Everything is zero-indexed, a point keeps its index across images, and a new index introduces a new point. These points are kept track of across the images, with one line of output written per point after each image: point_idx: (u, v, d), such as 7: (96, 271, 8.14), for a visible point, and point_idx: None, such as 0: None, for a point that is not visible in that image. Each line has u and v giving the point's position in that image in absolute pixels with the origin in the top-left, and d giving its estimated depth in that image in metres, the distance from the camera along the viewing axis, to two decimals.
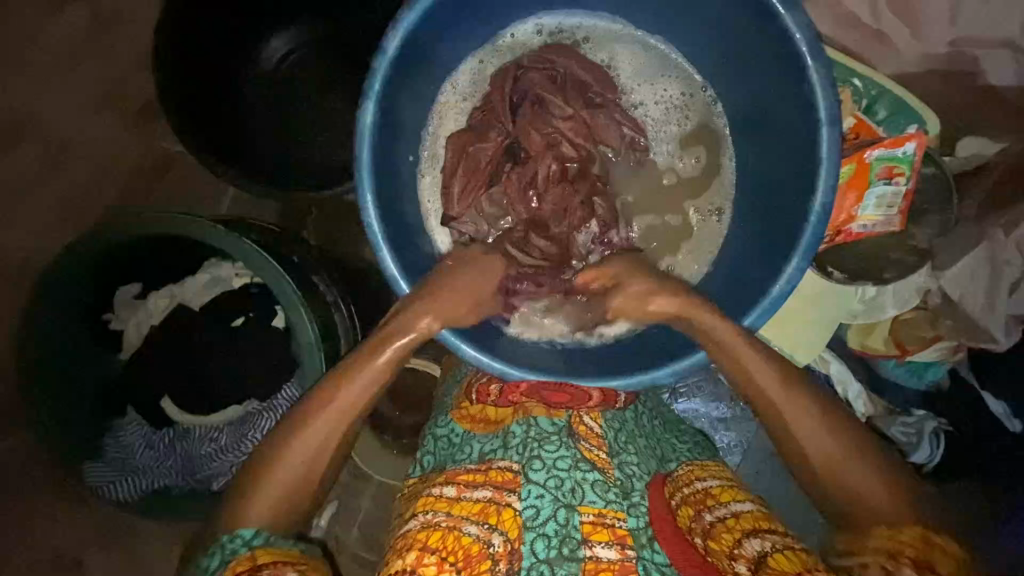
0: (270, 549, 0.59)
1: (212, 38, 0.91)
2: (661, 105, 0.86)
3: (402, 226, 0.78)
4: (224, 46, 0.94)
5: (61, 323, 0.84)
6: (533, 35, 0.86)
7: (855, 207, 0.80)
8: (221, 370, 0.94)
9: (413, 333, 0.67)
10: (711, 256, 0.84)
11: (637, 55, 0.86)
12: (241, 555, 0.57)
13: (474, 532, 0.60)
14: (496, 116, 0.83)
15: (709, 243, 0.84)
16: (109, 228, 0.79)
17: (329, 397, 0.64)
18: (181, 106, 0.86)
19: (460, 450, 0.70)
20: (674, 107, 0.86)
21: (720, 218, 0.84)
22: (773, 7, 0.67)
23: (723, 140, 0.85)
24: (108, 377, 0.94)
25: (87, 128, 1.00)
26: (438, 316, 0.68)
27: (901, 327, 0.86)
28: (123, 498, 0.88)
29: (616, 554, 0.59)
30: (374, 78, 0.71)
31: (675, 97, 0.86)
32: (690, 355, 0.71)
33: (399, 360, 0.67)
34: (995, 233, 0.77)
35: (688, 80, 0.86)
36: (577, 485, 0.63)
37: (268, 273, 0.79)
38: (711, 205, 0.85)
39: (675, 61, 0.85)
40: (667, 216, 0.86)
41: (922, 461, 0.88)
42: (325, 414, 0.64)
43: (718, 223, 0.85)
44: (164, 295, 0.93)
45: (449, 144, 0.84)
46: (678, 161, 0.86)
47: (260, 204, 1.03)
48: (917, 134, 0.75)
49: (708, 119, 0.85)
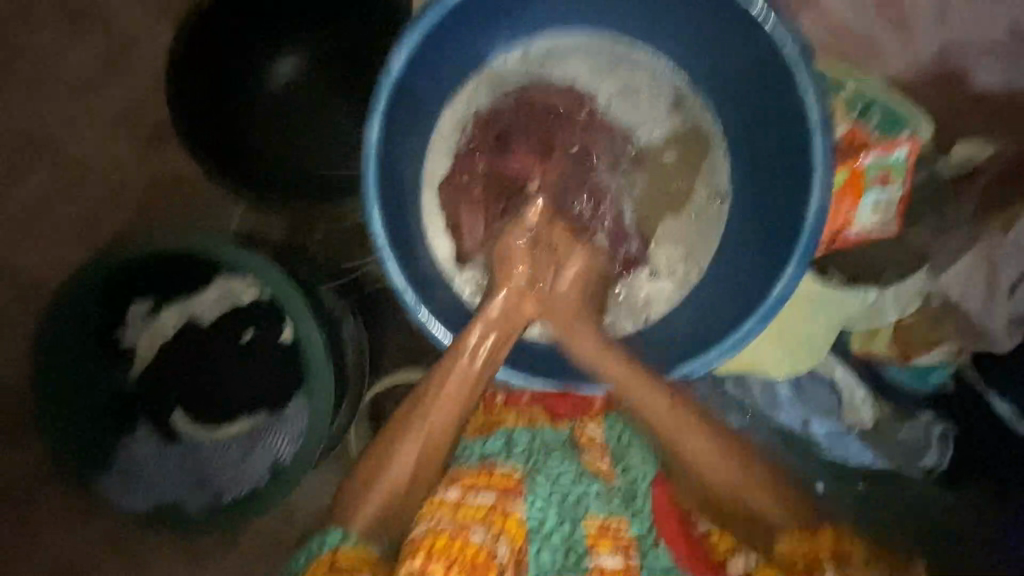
0: (349, 550, 0.63)
1: (214, 41, 0.94)
2: (621, 91, 0.89)
3: (404, 241, 0.82)
4: (226, 47, 0.97)
5: (76, 330, 0.89)
6: (518, 60, 0.89)
7: (852, 212, 0.82)
8: (234, 375, 0.96)
9: (462, 360, 0.73)
10: (714, 239, 0.87)
11: (614, 77, 0.89)
12: (325, 556, 0.63)
13: (481, 539, 0.64)
14: (481, 139, 0.87)
15: (711, 228, 0.87)
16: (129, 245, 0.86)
17: (394, 448, 0.69)
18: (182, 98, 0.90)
19: (464, 448, 0.74)
20: (635, 90, 0.89)
21: (722, 203, 0.87)
22: (762, 21, 0.70)
23: (700, 120, 0.88)
24: (122, 392, 0.96)
25: (100, 141, 1.04)
26: (487, 327, 0.75)
27: (902, 331, 0.87)
28: (132, 510, 0.92)
29: (620, 561, 0.64)
30: (377, 97, 0.74)
31: (638, 81, 0.89)
32: (743, 327, 0.75)
33: (461, 394, 0.72)
34: (991, 234, 0.78)
35: (673, 91, 0.88)
36: (580, 498, 0.67)
37: (276, 286, 0.83)
38: (716, 189, 0.88)
39: (631, 52, 0.89)
40: (670, 208, 0.89)
41: (932, 464, 0.89)
42: (406, 448, 0.69)
43: (721, 207, 0.87)
44: (176, 310, 0.96)
45: (442, 191, 0.88)
46: (657, 136, 0.89)
47: (267, 220, 1.07)
48: (908, 140, 0.77)
49: (682, 100, 0.88)
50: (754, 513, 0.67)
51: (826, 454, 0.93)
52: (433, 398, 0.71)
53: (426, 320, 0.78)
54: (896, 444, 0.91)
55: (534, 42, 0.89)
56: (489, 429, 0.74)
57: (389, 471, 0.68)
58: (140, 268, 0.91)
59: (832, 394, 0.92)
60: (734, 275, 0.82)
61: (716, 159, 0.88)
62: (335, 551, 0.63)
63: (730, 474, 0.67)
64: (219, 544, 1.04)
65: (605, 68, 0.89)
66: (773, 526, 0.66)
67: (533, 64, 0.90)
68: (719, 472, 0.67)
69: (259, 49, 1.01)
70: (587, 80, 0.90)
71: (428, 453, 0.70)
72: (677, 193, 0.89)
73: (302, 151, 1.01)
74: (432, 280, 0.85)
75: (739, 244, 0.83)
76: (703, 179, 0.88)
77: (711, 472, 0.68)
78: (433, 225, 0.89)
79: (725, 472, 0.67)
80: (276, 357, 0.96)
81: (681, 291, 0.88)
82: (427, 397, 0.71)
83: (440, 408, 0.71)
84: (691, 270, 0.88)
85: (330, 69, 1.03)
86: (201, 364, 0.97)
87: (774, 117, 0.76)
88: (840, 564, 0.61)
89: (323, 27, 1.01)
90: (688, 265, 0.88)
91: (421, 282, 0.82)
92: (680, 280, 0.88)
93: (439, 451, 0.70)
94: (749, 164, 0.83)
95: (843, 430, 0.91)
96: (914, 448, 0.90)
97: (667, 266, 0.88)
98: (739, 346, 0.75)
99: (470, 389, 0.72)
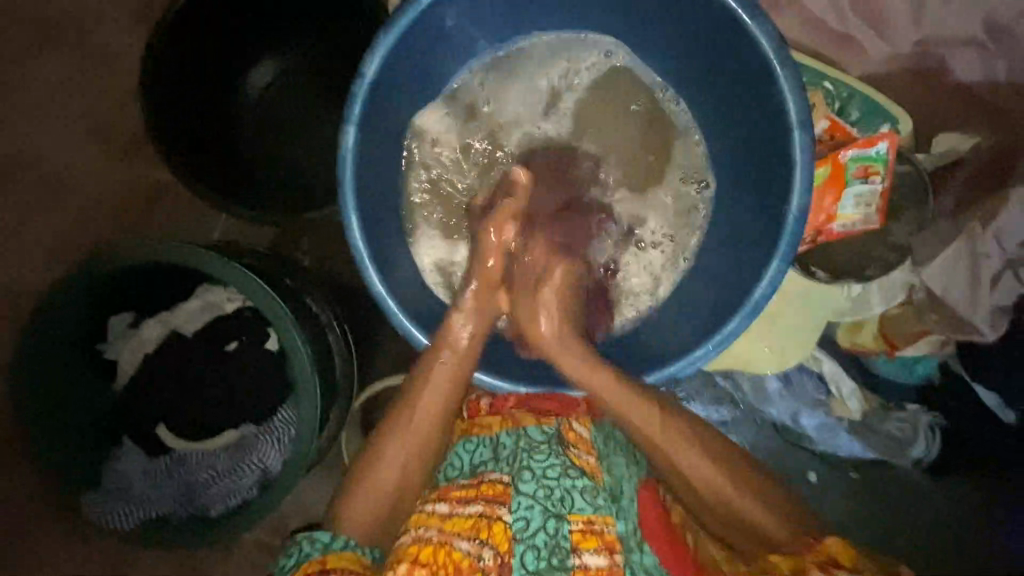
0: (339, 554, 0.64)
1: (208, 38, 0.93)
2: (600, 96, 0.89)
3: (385, 248, 0.81)
4: (230, 47, 0.97)
5: (64, 322, 0.85)
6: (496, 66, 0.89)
7: (834, 207, 0.84)
8: (221, 385, 0.95)
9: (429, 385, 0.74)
10: (698, 226, 0.87)
11: (591, 82, 0.89)
12: (313, 559, 0.63)
13: (466, 547, 0.64)
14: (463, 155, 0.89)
15: (688, 212, 0.88)
16: (95, 261, 0.84)
17: (375, 463, 0.70)
18: (160, 108, 0.88)
19: (449, 461, 0.74)
20: (611, 94, 0.89)
21: (700, 189, 0.87)
22: (739, 17, 0.70)
23: (674, 117, 0.88)
24: (104, 408, 0.95)
25: (74, 154, 1.02)
26: (469, 317, 0.77)
27: (887, 324, 0.87)
28: (121, 528, 0.91)
29: (604, 560, 0.64)
30: (354, 102, 0.73)
31: (619, 84, 0.89)
32: (723, 329, 0.75)
33: (443, 409, 0.73)
34: (972, 226, 0.78)
35: (648, 98, 0.89)
36: (567, 494, 0.67)
37: (258, 297, 0.82)
38: (696, 176, 0.88)
39: (610, 54, 0.88)
40: (650, 198, 0.89)
41: (922, 456, 0.90)
42: (385, 462, 0.70)
43: (699, 193, 0.87)
44: (157, 323, 0.95)
45: (427, 193, 0.88)
46: (636, 137, 0.89)
47: (254, 230, 1.07)
48: (887, 134, 0.80)
49: (658, 101, 0.89)
50: (749, 522, 0.66)
51: (815, 446, 0.93)
52: (408, 421, 0.72)
53: (409, 327, 0.78)
54: (885, 436, 0.91)
55: (507, 44, 0.88)
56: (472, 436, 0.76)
57: (371, 478, 0.70)
58: (127, 275, 0.89)
59: (820, 387, 0.92)
60: (715, 274, 0.82)
61: (688, 150, 0.88)
62: (323, 554, 0.63)
63: (689, 458, 0.68)
64: (215, 557, 1.04)
65: (586, 71, 0.89)
66: (762, 535, 0.66)
67: (511, 64, 0.89)
68: (693, 468, 0.68)
69: (259, 47, 1.00)
70: (566, 87, 0.89)
71: (405, 463, 0.70)
72: (652, 180, 0.89)
73: (302, 152, 1.01)
74: (415, 288, 0.84)
75: (722, 240, 0.83)
76: (675, 170, 0.88)
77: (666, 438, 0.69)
78: (438, 221, 0.89)
79: (679, 455, 0.69)
80: (262, 366, 0.95)
81: (672, 266, 0.88)
82: (395, 424, 0.72)
83: (416, 437, 0.71)
84: (674, 261, 0.88)
85: (330, 68, 1.01)
86: (184, 380, 0.95)
87: (750, 112, 0.76)
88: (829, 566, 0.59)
89: (323, 27, 0.98)
90: (671, 249, 0.88)
91: (404, 287, 0.81)
92: (669, 258, 0.88)
93: (426, 456, 0.72)
94: (733, 160, 0.82)
95: (832, 423, 0.92)
96: (902, 440, 0.90)
97: (653, 238, 0.89)
98: (721, 344, 0.75)
99: (461, 375, 0.75)
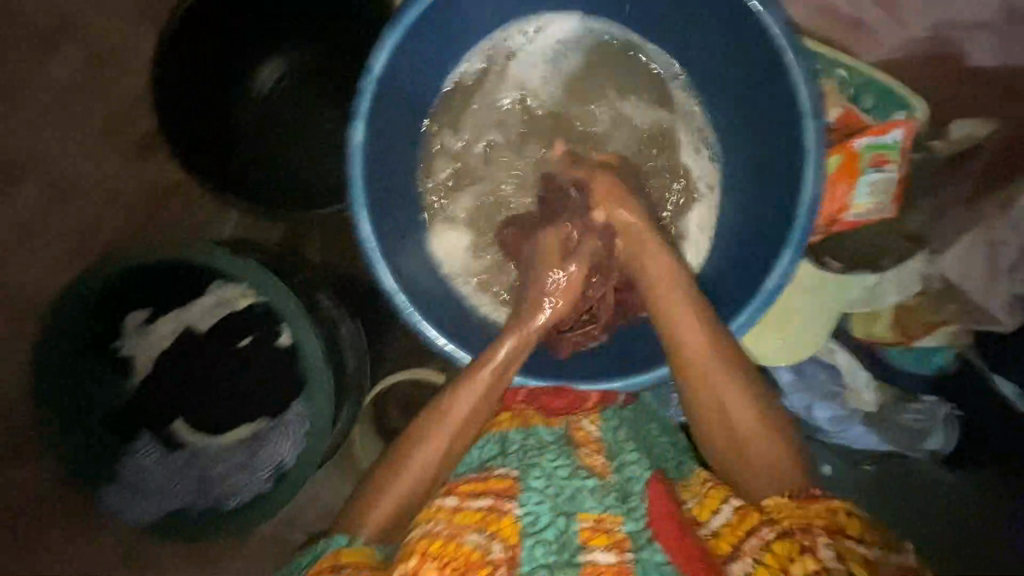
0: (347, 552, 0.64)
1: (211, 35, 0.93)
2: (611, 79, 0.88)
3: (397, 243, 0.81)
4: (236, 40, 0.97)
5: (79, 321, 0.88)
6: (507, 57, 0.88)
7: (847, 197, 0.83)
8: (236, 377, 0.96)
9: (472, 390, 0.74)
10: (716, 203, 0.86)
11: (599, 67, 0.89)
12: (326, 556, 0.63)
13: (474, 540, 0.61)
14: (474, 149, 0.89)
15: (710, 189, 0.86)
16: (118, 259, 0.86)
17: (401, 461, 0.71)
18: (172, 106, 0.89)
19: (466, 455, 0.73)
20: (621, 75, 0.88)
21: (712, 158, 0.86)
22: (748, 3, 0.69)
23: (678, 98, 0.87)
24: (119, 404, 0.96)
25: (89, 155, 1.04)
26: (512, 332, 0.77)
27: (902, 314, 0.86)
28: (144, 521, 0.93)
29: (615, 557, 0.60)
30: (362, 97, 0.73)
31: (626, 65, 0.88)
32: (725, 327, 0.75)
33: (474, 414, 0.73)
34: (989, 210, 0.77)
35: (655, 82, 0.88)
36: (576, 491, 0.65)
37: (274, 291, 0.83)
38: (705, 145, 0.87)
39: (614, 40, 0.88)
40: (669, 173, 0.87)
41: (938, 447, 0.90)
42: (415, 460, 0.70)
43: (711, 162, 0.87)
44: (171, 319, 0.95)
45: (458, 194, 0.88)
46: (644, 116, 0.88)
47: (264, 227, 1.06)
48: (903, 122, 0.79)
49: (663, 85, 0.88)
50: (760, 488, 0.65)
51: (830, 439, 0.93)
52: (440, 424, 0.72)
53: (420, 325, 0.78)
54: (900, 426, 0.90)
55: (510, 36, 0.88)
56: (483, 432, 0.74)
57: (395, 483, 0.69)
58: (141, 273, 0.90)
59: (835, 378, 0.91)
60: (724, 266, 0.81)
61: (688, 125, 0.87)
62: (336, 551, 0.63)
63: (730, 398, 0.69)
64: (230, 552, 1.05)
65: (590, 61, 0.88)
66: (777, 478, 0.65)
67: (517, 54, 0.88)
68: (735, 408, 0.68)
69: (259, 47, 1.00)
70: (572, 76, 0.89)
71: (431, 462, 0.70)
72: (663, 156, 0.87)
73: (303, 151, 1.00)
74: (425, 284, 0.83)
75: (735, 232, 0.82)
76: (686, 149, 0.87)
77: (709, 388, 0.69)
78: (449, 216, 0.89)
79: (724, 394, 0.69)
80: (276, 360, 0.96)
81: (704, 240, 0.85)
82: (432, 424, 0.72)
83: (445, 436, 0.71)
84: (693, 239, 0.86)
85: (331, 67, 1.01)
86: (200, 373, 0.96)
87: (761, 101, 0.76)
88: (836, 534, 0.57)
89: (323, 27, 0.98)
90: (694, 220, 0.86)
91: (416, 282, 0.81)
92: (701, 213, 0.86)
93: (450, 452, 0.72)
94: (745, 149, 0.82)
95: (846, 415, 0.91)
96: (919, 431, 0.89)
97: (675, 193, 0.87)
98: (736, 334, 0.74)
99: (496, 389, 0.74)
